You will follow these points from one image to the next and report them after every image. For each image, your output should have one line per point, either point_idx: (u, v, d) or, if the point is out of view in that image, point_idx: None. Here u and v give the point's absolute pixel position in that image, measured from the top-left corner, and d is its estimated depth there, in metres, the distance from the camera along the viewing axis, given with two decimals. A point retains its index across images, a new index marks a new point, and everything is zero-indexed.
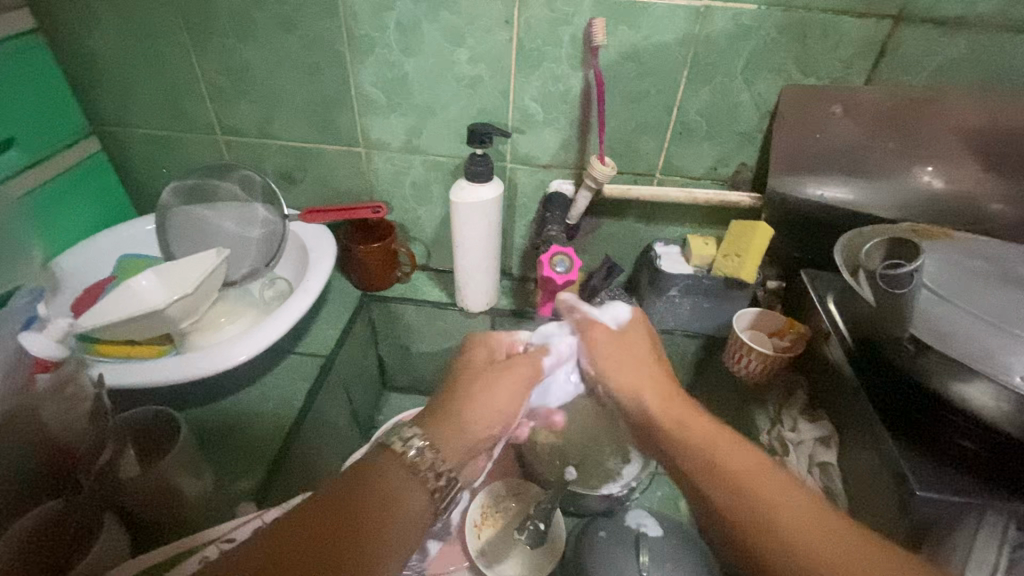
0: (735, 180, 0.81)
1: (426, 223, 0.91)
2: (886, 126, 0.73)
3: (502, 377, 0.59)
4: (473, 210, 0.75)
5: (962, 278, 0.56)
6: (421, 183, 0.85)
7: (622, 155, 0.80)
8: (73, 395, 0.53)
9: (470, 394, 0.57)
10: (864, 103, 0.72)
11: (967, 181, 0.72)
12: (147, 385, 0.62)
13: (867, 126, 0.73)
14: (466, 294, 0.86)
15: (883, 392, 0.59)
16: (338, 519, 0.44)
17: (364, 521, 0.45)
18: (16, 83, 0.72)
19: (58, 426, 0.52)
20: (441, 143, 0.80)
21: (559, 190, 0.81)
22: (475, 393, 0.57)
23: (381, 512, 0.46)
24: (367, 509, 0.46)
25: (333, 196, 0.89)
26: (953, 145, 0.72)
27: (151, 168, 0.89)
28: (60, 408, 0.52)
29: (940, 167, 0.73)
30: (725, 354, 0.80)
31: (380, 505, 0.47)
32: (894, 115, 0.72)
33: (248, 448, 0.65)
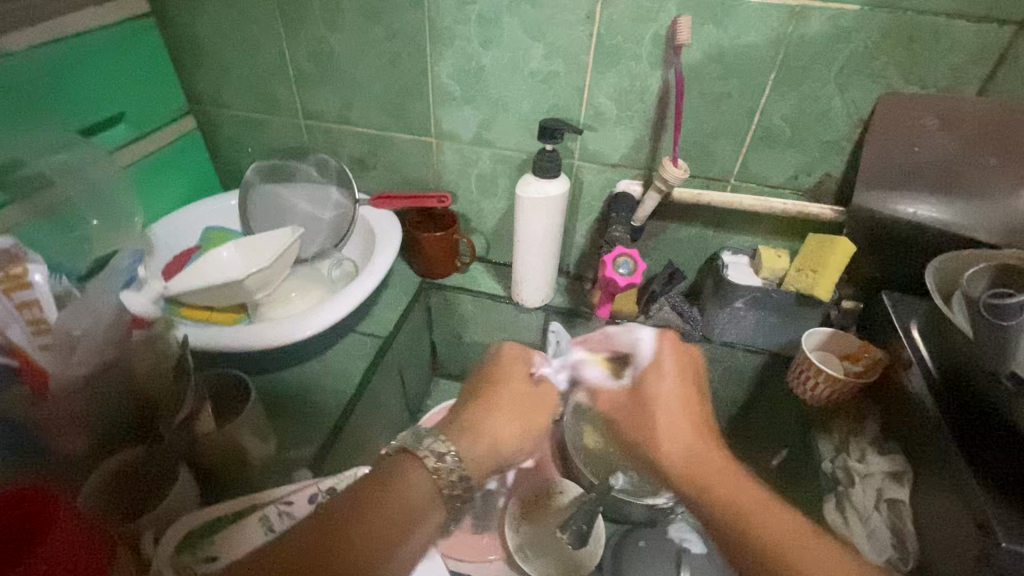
0: (816, 191, 0.76)
1: (489, 215, 0.91)
2: (988, 141, 0.65)
3: (521, 404, 0.57)
4: (537, 205, 0.75)
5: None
6: (487, 175, 0.86)
7: (697, 157, 0.77)
8: (159, 350, 0.59)
9: (488, 403, 0.56)
10: (966, 118, 0.66)
11: None
12: (223, 346, 0.66)
13: (967, 141, 0.66)
14: (523, 288, 0.86)
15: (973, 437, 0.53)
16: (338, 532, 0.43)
17: (371, 521, 0.45)
18: (130, 64, 0.79)
19: (144, 376, 0.58)
20: (510, 136, 0.81)
21: (627, 191, 0.79)
22: (491, 414, 0.55)
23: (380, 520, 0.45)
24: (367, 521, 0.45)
25: (401, 183, 0.91)
26: None
27: (239, 147, 0.94)
28: (148, 359, 0.58)
29: None
30: (789, 374, 0.76)
31: (394, 518, 0.46)
32: (1002, 128, 0.65)
33: (308, 419, 0.68)
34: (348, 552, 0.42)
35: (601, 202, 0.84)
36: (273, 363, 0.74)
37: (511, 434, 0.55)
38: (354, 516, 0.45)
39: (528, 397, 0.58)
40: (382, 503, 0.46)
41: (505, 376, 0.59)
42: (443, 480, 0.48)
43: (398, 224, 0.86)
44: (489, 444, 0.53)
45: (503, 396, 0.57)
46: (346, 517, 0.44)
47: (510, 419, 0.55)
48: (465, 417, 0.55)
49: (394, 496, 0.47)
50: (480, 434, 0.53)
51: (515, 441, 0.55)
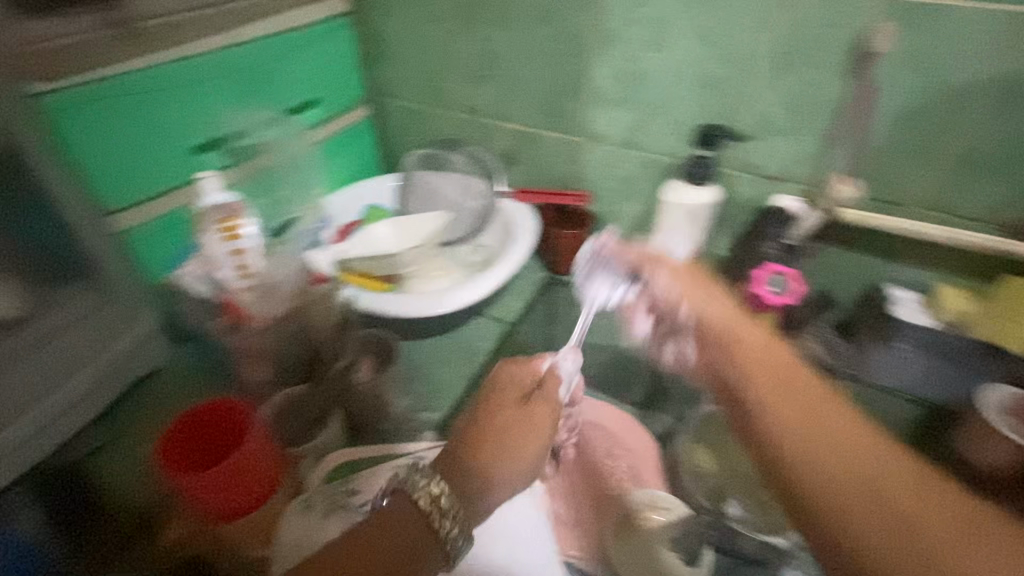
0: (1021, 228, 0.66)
1: (624, 219, 0.91)
2: None
3: (526, 435, 0.54)
4: (687, 212, 0.75)
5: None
6: (630, 178, 0.86)
7: (872, 176, 0.70)
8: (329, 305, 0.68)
9: (483, 430, 0.54)
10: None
11: None
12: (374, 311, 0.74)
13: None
14: None
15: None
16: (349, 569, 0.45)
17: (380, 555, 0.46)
18: (325, 56, 0.89)
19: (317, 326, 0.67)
20: (661, 140, 0.80)
21: (784, 206, 0.74)
22: (485, 438, 0.53)
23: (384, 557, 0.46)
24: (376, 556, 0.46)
25: (541, 179, 0.94)
26: None
27: (399, 135, 1.03)
28: (321, 311, 0.67)
29: None
30: (956, 433, 0.64)
31: (394, 555, 0.46)
32: None
33: (438, 388, 0.73)
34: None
35: (750, 216, 0.80)
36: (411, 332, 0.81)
37: (510, 475, 0.53)
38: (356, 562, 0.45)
39: (522, 422, 0.55)
40: (386, 540, 0.46)
41: (498, 395, 0.56)
42: (439, 528, 0.48)
43: (537, 219, 0.90)
44: (482, 485, 0.51)
45: (495, 421, 0.54)
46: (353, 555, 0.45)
47: (512, 457, 0.53)
48: (464, 449, 0.53)
49: (390, 538, 0.47)
50: (472, 474, 0.52)
51: (512, 481, 0.53)
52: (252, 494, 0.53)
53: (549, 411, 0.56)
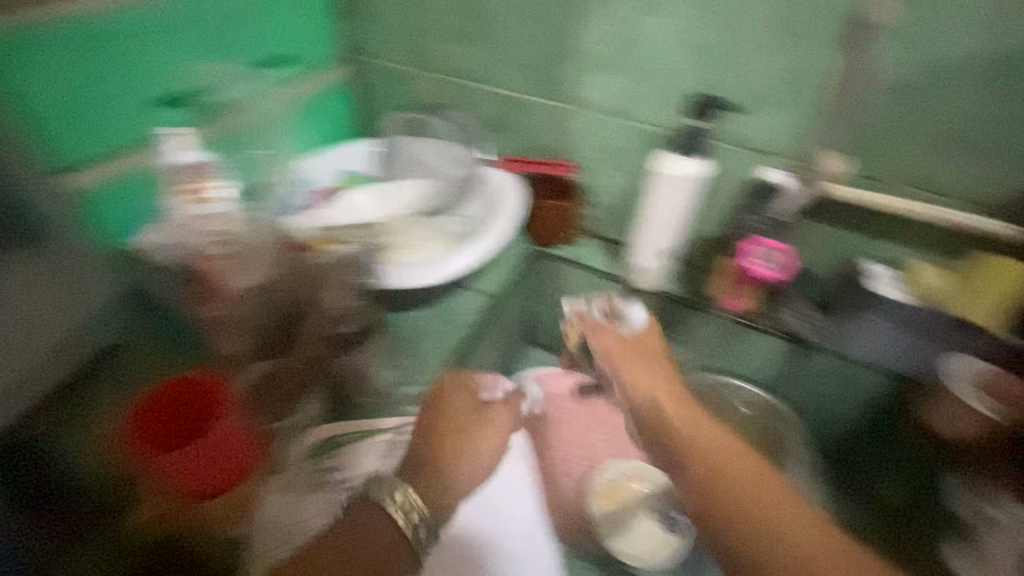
0: (986, 201, 0.67)
1: (612, 189, 0.89)
2: None
3: (347, 544, 0.53)
4: (675, 183, 0.73)
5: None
6: (619, 148, 0.84)
7: (863, 152, 0.69)
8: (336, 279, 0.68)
9: (319, 552, 0.53)
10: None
11: None
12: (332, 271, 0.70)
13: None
14: (635, 259, 0.83)
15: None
16: (315, 570, 0.51)
17: (342, 565, 0.52)
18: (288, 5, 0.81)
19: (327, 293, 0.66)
20: (652, 109, 0.78)
21: (770, 179, 0.73)
22: (347, 555, 0.52)
23: (344, 567, 0.52)
24: (346, 556, 0.52)
25: (526, 148, 0.91)
26: None
27: (372, 96, 0.96)
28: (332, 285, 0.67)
29: None
30: (932, 405, 0.69)
31: (363, 543, 0.53)
32: None
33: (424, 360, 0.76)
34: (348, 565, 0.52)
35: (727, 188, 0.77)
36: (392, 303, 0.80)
37: (471, 480, 0.64)
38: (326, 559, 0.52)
39: (353, 538, 0.53)
40: (342, 539, 0.53)
41: (345, 526, 0.54)
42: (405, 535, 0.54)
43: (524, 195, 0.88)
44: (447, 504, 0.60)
45: (327, 560, 0.52)
46: (315, 566, 0.52)
47: (463, 468, 0.63)
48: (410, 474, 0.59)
49: (361, 535, 0.53)
50: (361, 534, 0.53)
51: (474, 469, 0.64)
52: (235, 470, 0.53)
53: (497, 427, 0.68)
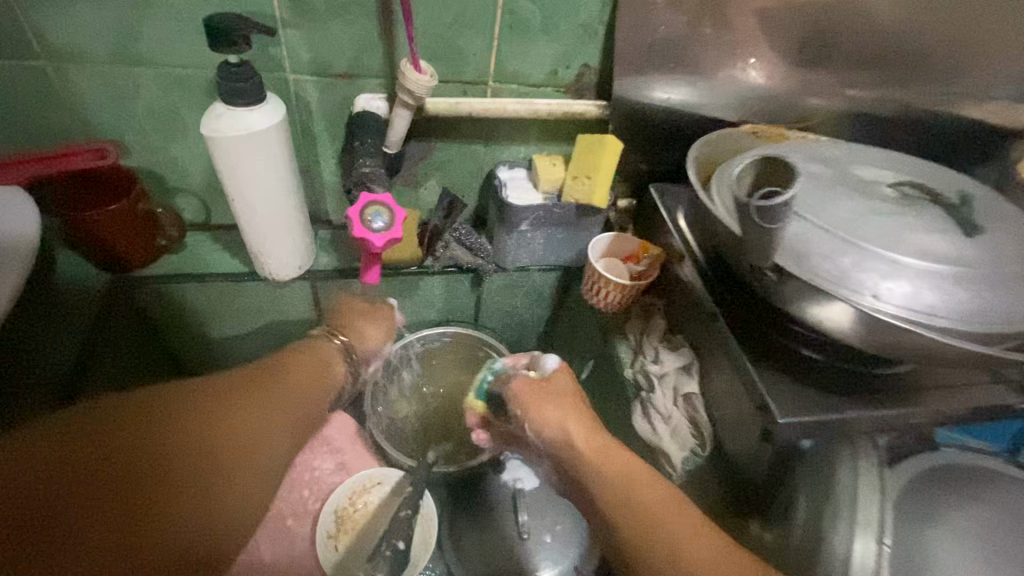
0: (578, 87, 0.67)
1: (190, 166, 0.64)
2: (705, 12, 0.63)
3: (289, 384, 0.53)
4: (239, 145, 0.53)
5: (825, 198, 0.51)
6: (162, 110, 0.59)
7: (445, 54, 0.61)
8: None
9: (264, 397, 0.51)
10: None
11: (780, 77, 0.68)
12: None
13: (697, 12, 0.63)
14: (267, 260, 0.65)
15: (753, 299, 0.58)
16: (187, 457, 0.44)
17: (245, 412, 0.49)
18: None
19: None
20: (174, 46, 0.55)
21: (367, 109, 0.61)
22: (215, 447, 0.45)
23: (235, 439, 0.47)
24: (228, 411, 0.48)
25: (20, 139, 0.59)
26: (778, 35, 0.65)
27: None
28: None
29: (759, 57, 0.67)
30: (583, 287, 0.73)
31: (265, 401, 0.50)
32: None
33: None
34: (194, 451, 0.44)
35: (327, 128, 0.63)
36: None
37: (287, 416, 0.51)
38: (222, 417, 0.47)
39: (306, 370, 0.56)
40: (274, 383, 0.53)
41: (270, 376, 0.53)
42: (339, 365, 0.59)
43: (29, 228, 0.51)
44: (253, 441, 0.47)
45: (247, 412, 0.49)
46: (152, 435, 0.43)
47: (279, 425, 0.50)
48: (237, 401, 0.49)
49: (310, 360, 0.57)
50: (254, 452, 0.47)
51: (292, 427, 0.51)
52: None
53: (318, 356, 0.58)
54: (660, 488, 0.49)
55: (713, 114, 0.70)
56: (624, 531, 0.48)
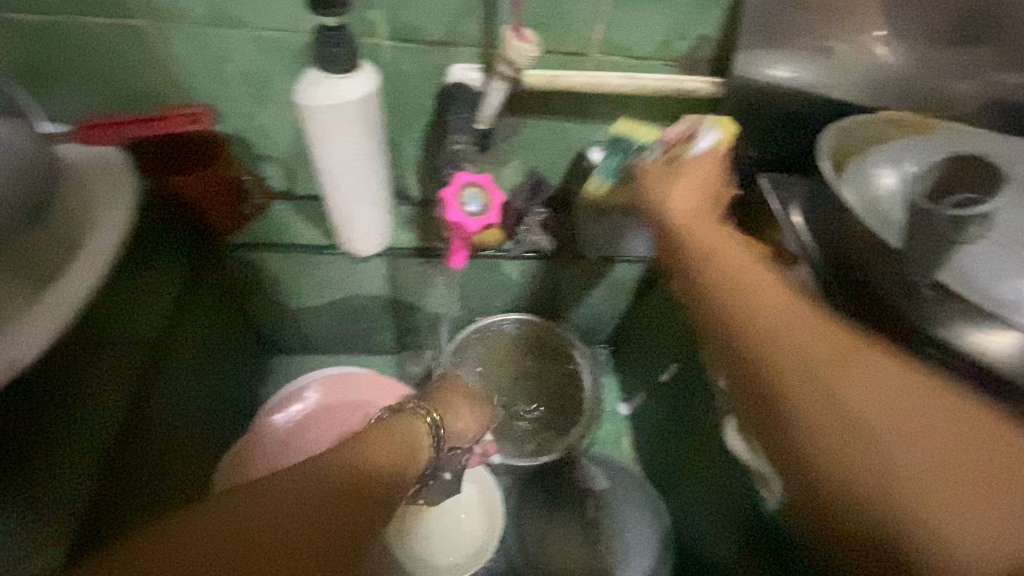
0: (691, 60, 0.60)
1: (278, 134, 0.63)
2: None
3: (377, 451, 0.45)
4: (331, 115, 0.50)
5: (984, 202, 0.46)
6: (254, 74, 0.57)
7: (549, 22, 0.56)
8: None
9: (355, 467, 0.42)
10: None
11: (931, 56, 0.58)
12: None
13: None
14: (350, 235, 0.63)
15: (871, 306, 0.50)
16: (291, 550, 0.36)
17: (346, 488, 0.41)
18: None
19: None
20: (270, 7, 0.52)
21: (461, 80, 0.57)
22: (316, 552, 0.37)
23: (331, 545, 0.38)
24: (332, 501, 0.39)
25: (119, 100, 0.59)
26: (936, 6, 0.55)
27: None
28: None
29: (907, 31, 0.57)
30: (672, 282, 0.67)
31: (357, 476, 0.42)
32: None
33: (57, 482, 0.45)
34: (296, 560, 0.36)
35: (417, 99, 0.60)
36: None
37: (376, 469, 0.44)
38: (331, 505, 0.39)
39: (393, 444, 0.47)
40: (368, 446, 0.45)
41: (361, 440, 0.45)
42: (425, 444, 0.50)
43: (127, 189, 0.55)
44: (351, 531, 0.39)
45: (346, 495, 0.40)
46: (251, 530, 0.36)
47: (377, 513, 0.42)
48: (344, 492, 0.40)
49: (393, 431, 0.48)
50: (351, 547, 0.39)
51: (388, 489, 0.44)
52: None
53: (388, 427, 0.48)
54: (870, 364, 0.38)
55: (846, 97, 0.60)
56: (808, 450, 0.38)
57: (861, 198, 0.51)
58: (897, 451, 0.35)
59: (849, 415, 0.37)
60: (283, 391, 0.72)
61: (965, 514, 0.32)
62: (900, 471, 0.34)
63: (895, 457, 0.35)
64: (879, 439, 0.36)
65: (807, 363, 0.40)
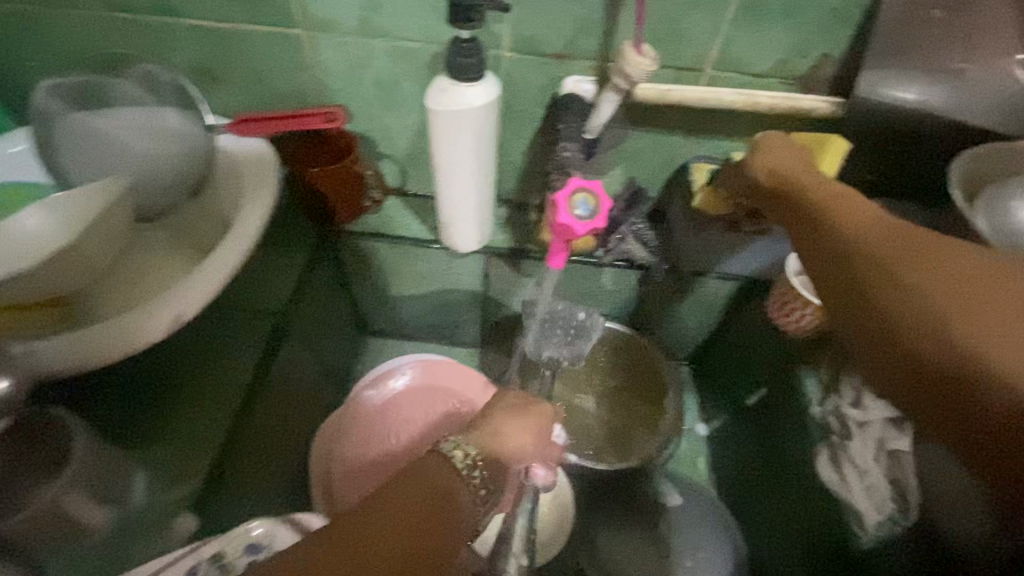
0: (809, 79, 0.59)
1: (398, 135, 0.69)
2: None
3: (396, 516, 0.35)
4: (456, 119, 0.55)
5: None
6: (387, 80, 0.63)
7: (667, 38, 0.57)
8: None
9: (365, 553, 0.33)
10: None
11: None
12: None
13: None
14: (452, 231, 0.68)
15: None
16: None
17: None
18: None
19: None
20: (410, 20, 0.58)
21: (575, 92, 0.60)
22: None
23: None
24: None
25: (271, 99, 0.67)
26: None
27: (21, 61, 0.65)
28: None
29: None
30: (768, 302, 0.65)
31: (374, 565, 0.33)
32: None
33: (195, 430, 0.50)
34: None
35: (530, 108, 0.64)
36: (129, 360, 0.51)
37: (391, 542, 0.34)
38: None
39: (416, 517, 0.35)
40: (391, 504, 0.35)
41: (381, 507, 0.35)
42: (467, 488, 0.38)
43: (274, 173, 0.62)
44: None
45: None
46: None
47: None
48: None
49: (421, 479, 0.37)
50: None
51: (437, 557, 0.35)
52: None
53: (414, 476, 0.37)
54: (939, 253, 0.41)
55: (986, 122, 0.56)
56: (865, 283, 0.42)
57: (993, 228, 0.48)
58: (943, 307, 0.38)
59: (910, 297, 0.40)
60: (377, 372, 0.76)
61: (1011, 351, 0.36)
62: (944, 307, 0.38)
63: (953, 331, 0.38)
64: (947, 329, 0.38)
65: (886, 258, 0.42)
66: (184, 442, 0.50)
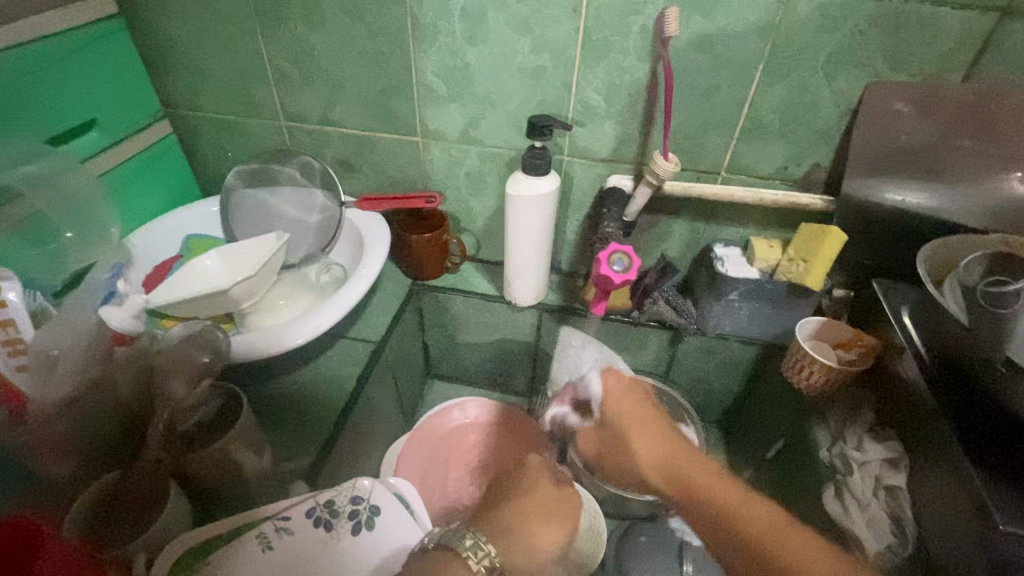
0: (805, 182, 0.75)
1: (479, 214, 0.90)
2: (956, 124, 0.66)
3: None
4: (528, 203, 0.73)
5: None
6: (476, 174, 0.85)
7: (690, 149, 0.75)
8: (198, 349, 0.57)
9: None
10: (942, 98, 0.65)
11: None
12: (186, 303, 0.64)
13: (942, 123, 0.66)
14: (516, 288, 0.84)
15: (969, 426, 0.54)
16: None
17: None
18: (109, 78, 0.76)
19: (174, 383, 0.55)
20: (499, 133, 0.79)
21: (617, 186, 0.78)
22: None
23: None
24: None
25: (387, 184, 0.90)
26: None
27: (218, 152, 0.91)
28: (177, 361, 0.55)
29: None
30: (784, 364, 0.76)
31: None
32: (967, 110, 0.65)
33: (310, 422, 0.65)
34: None
35: (582, 197, 0.83)
36: (276, 369, 0.70)
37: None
38: None
39: None
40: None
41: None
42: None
43: (387, 234, 0.82)
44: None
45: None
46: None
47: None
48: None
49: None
50: None
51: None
52: None
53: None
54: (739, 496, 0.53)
55: (960, 219, 0.69)
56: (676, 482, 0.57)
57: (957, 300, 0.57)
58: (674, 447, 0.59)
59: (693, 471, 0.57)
60: (444, 405, 0.89)
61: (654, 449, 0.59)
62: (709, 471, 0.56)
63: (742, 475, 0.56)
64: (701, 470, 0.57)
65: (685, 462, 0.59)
66: (304, 427, 0.65)
